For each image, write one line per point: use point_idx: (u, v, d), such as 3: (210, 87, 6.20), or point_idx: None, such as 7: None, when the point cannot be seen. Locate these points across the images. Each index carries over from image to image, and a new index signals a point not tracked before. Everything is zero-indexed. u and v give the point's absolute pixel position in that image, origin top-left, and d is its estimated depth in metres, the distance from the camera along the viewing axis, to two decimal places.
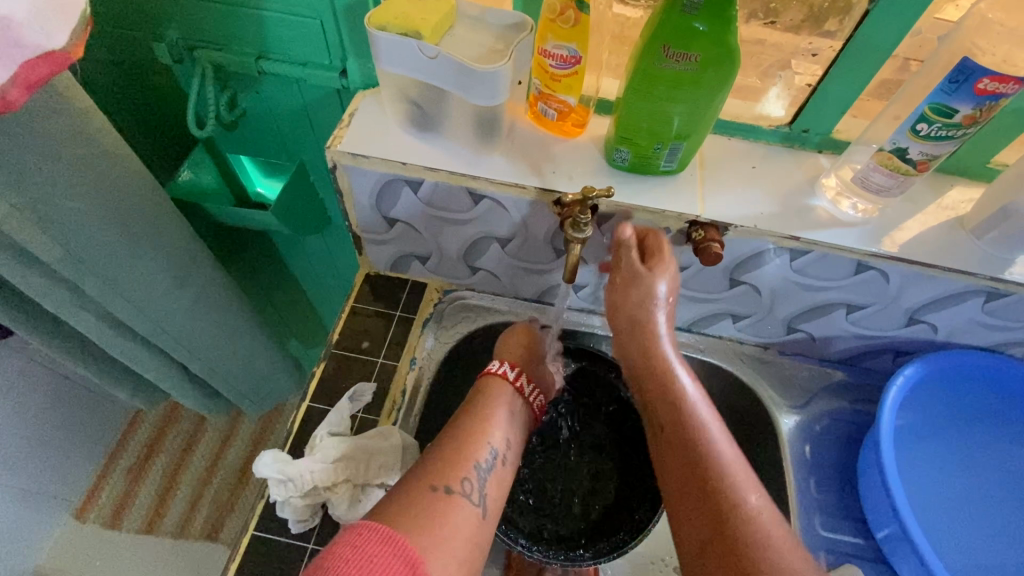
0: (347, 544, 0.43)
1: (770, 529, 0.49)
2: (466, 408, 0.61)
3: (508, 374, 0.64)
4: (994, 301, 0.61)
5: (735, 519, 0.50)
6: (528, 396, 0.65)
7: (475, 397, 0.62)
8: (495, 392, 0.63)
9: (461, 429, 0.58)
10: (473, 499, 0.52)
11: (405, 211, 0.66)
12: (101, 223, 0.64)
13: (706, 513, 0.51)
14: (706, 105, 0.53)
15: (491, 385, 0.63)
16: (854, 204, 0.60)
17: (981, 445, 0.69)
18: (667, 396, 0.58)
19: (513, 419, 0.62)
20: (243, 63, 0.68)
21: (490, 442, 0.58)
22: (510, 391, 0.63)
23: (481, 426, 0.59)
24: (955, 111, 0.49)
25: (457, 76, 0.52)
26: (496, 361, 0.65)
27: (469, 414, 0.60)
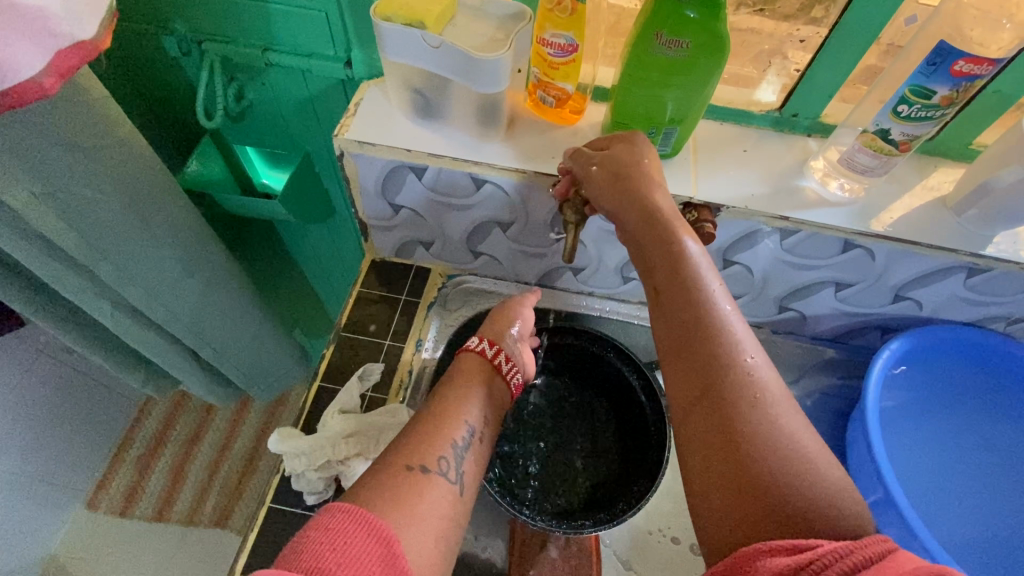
0: (315, 530, 0.39)
1: (765, 393, 0.44)
2: (439, 389, 0.58)
3: (486, 352, 0.61)
4: (975, 277, 0.63)
5: (728, 386, 0.44)
6: (505, 374, 0.61)
7: (449, 376, 0.59)
8: (469, 368, 0.60)
9: (433, 409, 0.54)
10: (449, 478, 0.49)
11: (409, 197, 0.69)
12: (118, 210, 0.66)
13: (695, 375, 0.45)
14: (698, 90, 0.55)
15: (466, 361, 0.60)
16: (841, 185, 0.63)
17: (971, 422, 0.72)
18: (661, 261, 0.50)
19: (490, 398, 0.58)
20: (249, 55, 0.70)
21: (465, 421, 0.54)
22: (486, 367, 0.60)
23: (454, 403, 0.55)
24: (933, 92, 0.52)
25: (460, 65, 0.54)
26: (473, 339, 0.63)
27: (441, 394, 0.57)
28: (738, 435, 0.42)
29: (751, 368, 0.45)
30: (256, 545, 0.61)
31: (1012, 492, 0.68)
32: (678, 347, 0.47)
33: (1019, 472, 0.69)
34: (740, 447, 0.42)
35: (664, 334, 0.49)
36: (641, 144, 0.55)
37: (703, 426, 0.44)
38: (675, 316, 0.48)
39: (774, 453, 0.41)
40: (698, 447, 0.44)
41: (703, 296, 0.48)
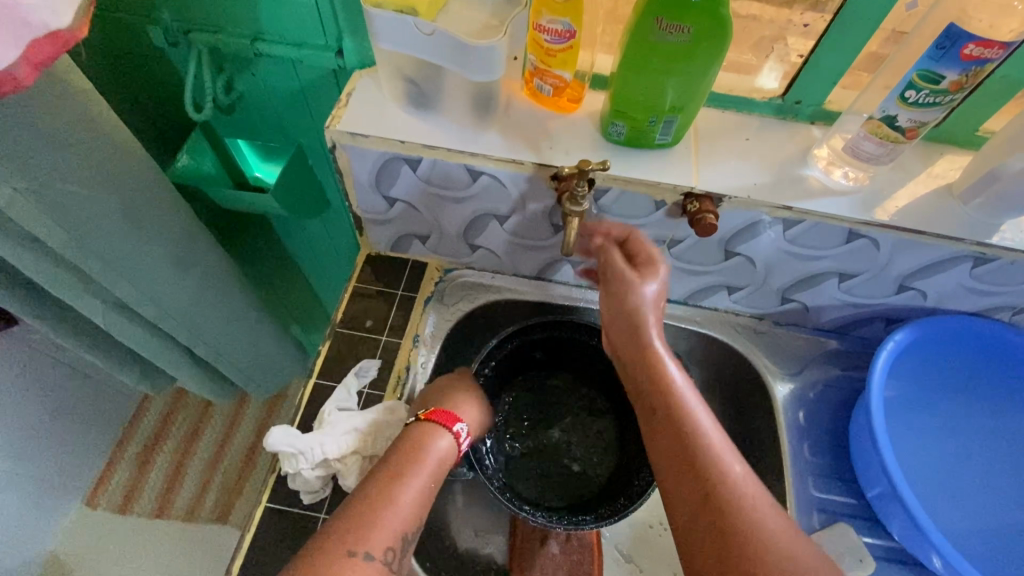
0: None
1: (753, 497, 0.50)
2: (401, 467, 0.55)
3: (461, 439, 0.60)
4: (981, 266, 0.62)
5: (723, 498, 0.50)
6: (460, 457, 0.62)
7: (412, 448, 0.57)
8: (437, 451, 0.58)
9: (390, 489, 0.53)
10: (390, 566, 0.50)
11: (404, 189, 0.67)
12: (104, 206, 0.64)
13: (692, 490, 0.51)
14: (699, 77, 0.54)
15: (441, 445, 0.58)
16: (845, 173, 0.61)
17: (977, 414, 0.71)
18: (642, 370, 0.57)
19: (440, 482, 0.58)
20: (238, 45, 0.69)
21: (419, 516, 0.54)
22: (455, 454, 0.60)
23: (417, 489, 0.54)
24: (942, 77, 0.50)
25: (454, 53, 0.52)
26: (462, 427, 0.61)
27: (406, 475, 0.54)
28: (739, 542, 0.48)
29: (739, 477, 0.51)
30: (254, 545, 0.60)
31: (1016, 484, 0.68)
32: (676, 461, 0.53)
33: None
34: (742, 549, 0.48)
35: (661, 453, 0.54)
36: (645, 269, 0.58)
37: (707, 535, 0.49)
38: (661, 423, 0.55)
39: (771, 552, 0.47)
40: (701, 543, 0.49)
41: (691, 416, 0.54)
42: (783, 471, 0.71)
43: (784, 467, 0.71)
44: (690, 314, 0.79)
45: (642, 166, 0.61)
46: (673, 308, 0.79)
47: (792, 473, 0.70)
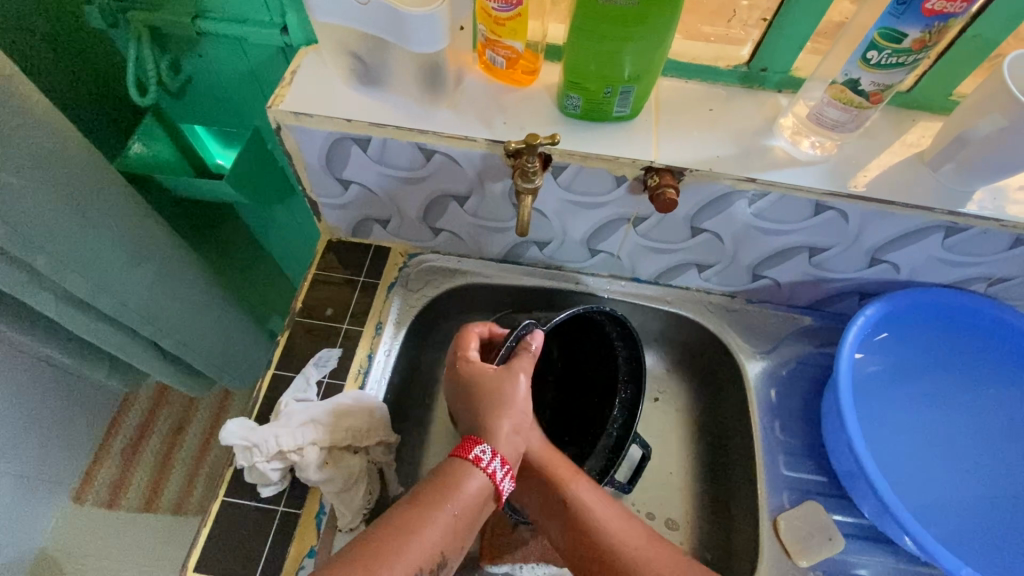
0: None
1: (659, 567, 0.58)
2: (426, 499, 0.52)
3: (481, 458, 0.55)
4: (954, 236, 0.60)
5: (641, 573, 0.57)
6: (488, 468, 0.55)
7: (445, 487, 0.53)
8: (472, 489, 0.54)
9: (418, 529, 0.50)
10: None
11: (357, 170, 0.64)
12: (42, 196, 0.62)
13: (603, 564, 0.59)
14: (655, 43, 0.51)
15: (475, 484, 0.54)
16: (812, 143, 0.59)
17: (964, 388, 0.70)
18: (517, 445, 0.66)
19: (474, 514, 0.53)
20: (179, 25, 0.66)
21: (439, 553, 0.51)
22: (475, 475, 0.54)
23: (432, 526, 0.51)
24: (904, 35, 0.48)
25: (391, 24, 0.50)
26: (484, 448, 0.55)
27: (433, 508, 0.51)
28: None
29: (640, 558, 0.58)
30: (212, 540, 0.59)
31: (1005, 458, 0.66)
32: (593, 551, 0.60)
33: (1012, 437, 0.67)
34: None
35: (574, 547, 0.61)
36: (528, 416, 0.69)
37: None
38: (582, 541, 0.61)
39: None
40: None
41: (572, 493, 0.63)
42: (754, 450, 0.70)
43: (756, 448, 0.69)
44: (662, 293, 0.78)
45: (599, 140, 0.58)
46: (643, 288, 0.77)
47: (764, 452, 0.69)
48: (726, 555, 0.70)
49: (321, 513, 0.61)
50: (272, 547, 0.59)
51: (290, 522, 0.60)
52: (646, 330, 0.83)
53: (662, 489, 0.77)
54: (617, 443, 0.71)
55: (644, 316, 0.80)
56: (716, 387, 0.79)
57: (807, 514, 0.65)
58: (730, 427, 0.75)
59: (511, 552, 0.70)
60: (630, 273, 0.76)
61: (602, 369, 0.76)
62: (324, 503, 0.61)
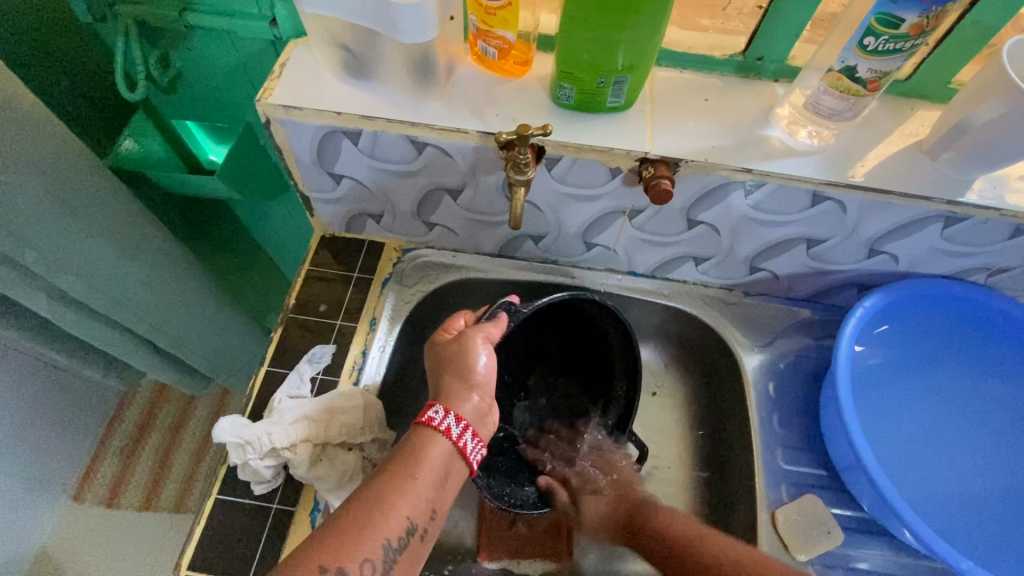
0: None
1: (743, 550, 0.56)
2: (393, 473, 0.50)
3: (433, 418, 0.54)
4: (953, 226, 0.59)
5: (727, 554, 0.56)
6: (439, 424, 0.53)
7: (405, 453, 0.52)
8: (431, 452, 0.52)
9: (379, 495, 0.49)
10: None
11: (349, 164, 0.64)
12: (29, 192, 0.61)
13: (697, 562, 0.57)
14: (649, 31, 0.50)
15: (433, 446, 0.52)
16: (809, 133, 0.58)
17: (964, 378, 0.69)
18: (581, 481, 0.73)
19: (443, 480, 0.52)
20: (167, 19, 0.65)
21: (408, 518, 0.49)
22: (433, 438, 0.53)
23: (399, 494, 0.49)
24: (900, 20, 0.47)
25: (380, 13, 0.49)
26: (436, 408, 0.54)
27: (398, 480, 0.50)
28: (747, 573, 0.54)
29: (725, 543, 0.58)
30: (206, 537, 0.59)
31: (1006, 451, 0.65)
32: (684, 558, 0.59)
33: (1013, 428, 0.66)
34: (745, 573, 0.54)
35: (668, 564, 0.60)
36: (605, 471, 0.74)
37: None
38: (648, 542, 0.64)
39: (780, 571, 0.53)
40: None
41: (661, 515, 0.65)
42: (752, 444, 0.69)
43: (754, 441, 0.69)
44: (659, 287, 0.77)
45: (593, 130, 0.57)
46: (640, 282, 0.77)
47: (762, 446, 0.68)
48: None
49: (315, 510, 0.61)
50: (266, 545, 0.58)
51: (285, 518, 0.60)
52: (644, 325, 0.82)
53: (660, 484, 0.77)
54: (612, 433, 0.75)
55: (640, 310, 0.80)
56: (714, 381, 0.79)
57: (806, 508, 0.64)
58: (728, 420, 0.75)
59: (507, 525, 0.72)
60: (626, 267, 0.75)
61: (598, 364, 0.76)
62: (319, 499, 0.61)
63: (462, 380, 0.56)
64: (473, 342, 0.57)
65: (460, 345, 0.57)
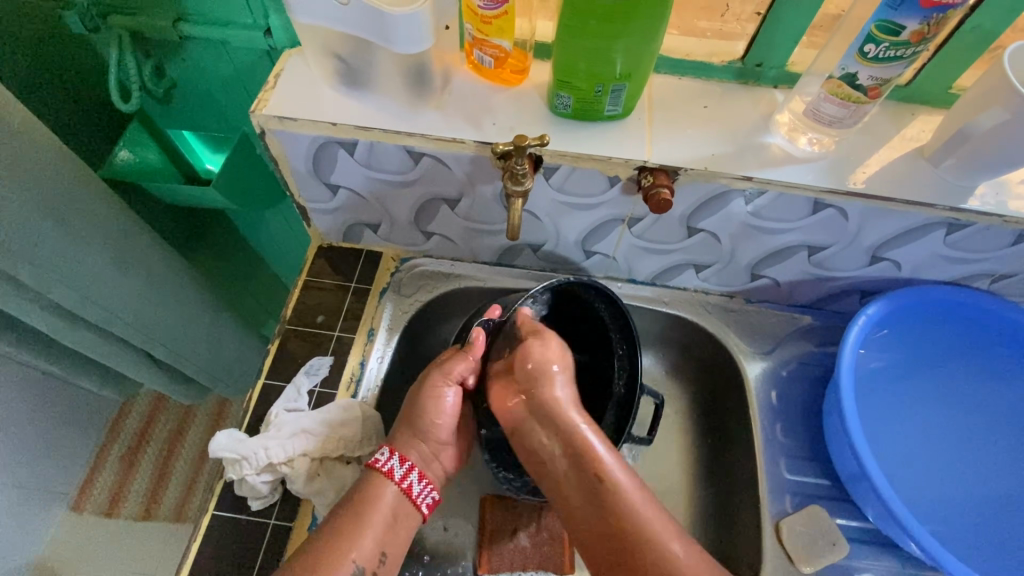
0: None
1: None
2: (343, 518, 0.54)
3: (382, 461, 0.58)
4: (956, 233, 0.59)
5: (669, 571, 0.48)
6: (387, 466, 0.57)
7: (355, 496, 0.55)
8: (380, 492, 0.56)
9: (325, 542, 0.52)
10: None
11: (345, 175, 0.63)
12: (21, 207, 0.60)
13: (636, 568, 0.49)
14: (648, 38, 0.49)
15: (380, 489, 0.56)
16: (809, 139, 0.58)
17: (967, 384, 0.68)
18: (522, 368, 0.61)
19: (394, 520, 0.55)
20: (160, 29, 0.64)
21: (352, 561, 0.51)
22: (383, 480, 0.56)
23: (345, 535, 0.52)
24: (901, 28, 0.46)
25: (374, 24, 0.48)
26: (381, 450, 0.58)
27: (345, 523, 0.53)
28: None
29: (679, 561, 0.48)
30: (203, 554, 0.58)
31: (1011, 459, 0.65)
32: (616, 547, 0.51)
33: (1016, 435, 0.66)
34: None
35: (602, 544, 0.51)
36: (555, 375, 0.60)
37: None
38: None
39: None
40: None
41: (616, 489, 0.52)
42: (755, 455, 0.68)
43: (757, 450, 0.68)
44: (659, 294, 0.76)
45: (592, 140, 0.57)
46: (639, 289, 0.76)
47: (765, 456, 0.67)
48: (728, 560, 0.68)
49: (313, 525, 0.60)
50: (264, 560, 0.58)
51: (282, 534, 0.59)
52: (645, 333, 0.81)
53: (662, 494, 0.76)
54: (626, 397, 0.70)
55: (641, 317, 0.79)
56: (716, 389, 0.78)
57: (809, 518, 0.63)
58: (730, 428, 0.74)
59: (507, 535, 0.71)
60: (626, 274, 0.75)
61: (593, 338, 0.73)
62: (317, 515, 0.60)
63: (412, 418, 0.60)
64: (435, 387, 0.60)
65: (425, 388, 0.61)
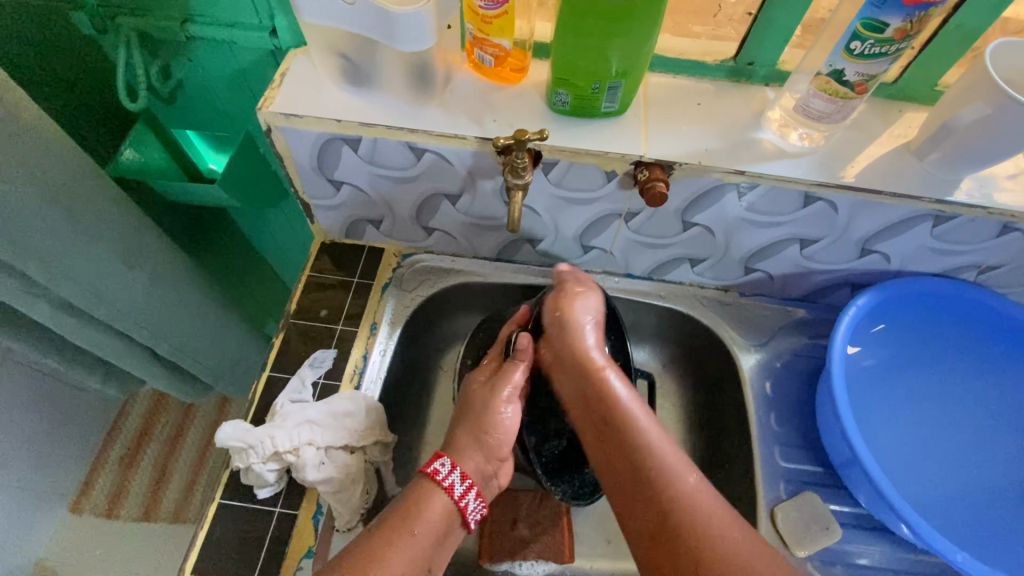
0: None
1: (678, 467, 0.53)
2: (394, 531, 0.52)
3: (440, 473, 0.57)
4: (943, 224, 0.60)
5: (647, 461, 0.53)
6: (444, 480, 0.57)
7: (405, 506, 0.55)
8: (433, 505, 0.55)
9: (373, 552, 0.51)
10: None
11: (348, 171, 0.65)
12: (31, 202, 0.62)
13: (621, 455, 0.55)
14: (643, 37, 0.51)
15: (433, 500, 0.55)
16: (800, 135, 0.60)
17: (959, 378, 0.70)
18: (557, 329, 0.63)
19: (442, 539, 0.55)
20: (168, 29, 0.66)
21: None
22: (439, 494, 0.56)
23: (397, 546, 0.51)
24: (885, 25, 0.48)
25: (379, 23, 0.50)
26: (442, 461, 0.58)
27: (398, 534, 0.52)
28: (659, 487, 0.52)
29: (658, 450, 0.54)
30: (210, 542, 0.59)
31: (1005, 451, 0.66)
32: (606, 439, 0.57)
33: (1011, 427, 0.67)
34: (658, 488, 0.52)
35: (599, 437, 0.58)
36: (580, 297, 0.64)
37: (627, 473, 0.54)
38: (666, 547, 0.49)
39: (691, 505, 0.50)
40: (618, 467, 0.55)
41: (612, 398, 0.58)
42: (751, 444, 0.70)
43: (753, 440, 0.70)
44: (655, 289, 0.78)
45: (589, 136, 0.58)
46: (636, 284, 0.78)
47: (760, 444, 0.69)
48: None
49: (318, 513, 0.61)
50: (270, 548, 0.59)
51: (287, 523, 0.60)
52: (641, 327, 0.83)
53: None
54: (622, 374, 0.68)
55: (638, 311, 0.80)
56: (712, 381, 0.79)
57: (804, 505, 0.65)
58: (726, 420, 0.75)
59: (510, 526, 0.72)
60: (623, 269, 0.76)
61: None
62: (321, 503, 0.61)
63: (471, 420, 0.61)
64: (498, 386, 0.63)
65: (487, 387, 0.63)
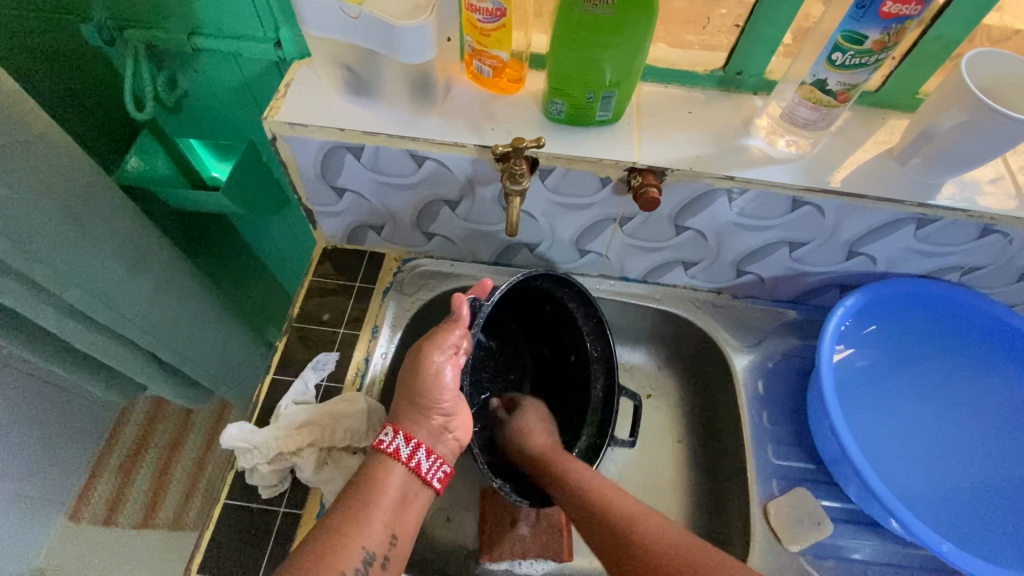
0: None
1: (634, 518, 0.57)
2: (352, 506, 0.53)
3: (386, 443, 0.56)
4: (926, 227, 0.63)
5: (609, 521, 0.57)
6: (388, 445, 0.56)
7: (359, 480, 0.55)
8: (388, 477, 0.55)
9: (337, 533, 0.51)
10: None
11: (351, 178, 0.66)
12: (40, 210, 0.63)
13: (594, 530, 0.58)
14: (635, 48, 0.53)
15: (387, 472, 0.55)
16: (787, 142, 0.62)
17: (945, 378, 0.72)
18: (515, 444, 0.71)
19: (404, 503, 0.55)
20: (175, 41, 0.68)
21: (363, 546, 0.51)
22: (390, 464, 0.56)
23: (356, 521, 0.52)
24: (865, 37, 0.51)
25: (381, 36, 0.52)
26: (385, 431, 0.57)
27: (360, 510, 0.52)
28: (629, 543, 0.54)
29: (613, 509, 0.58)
30: (215, 542, 0.60)
31: (991, 449, 0.68)
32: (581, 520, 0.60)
33: (996, 425, 0.69)
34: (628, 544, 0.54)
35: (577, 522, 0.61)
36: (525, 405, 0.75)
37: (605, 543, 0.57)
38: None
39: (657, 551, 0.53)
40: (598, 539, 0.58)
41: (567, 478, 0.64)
42: (744, 442, 0.71)
43: (746, 438, 0.71)
44: (650, 292, 0.80)
45: (584, 144, 0.61)
46: (631, 286, 0.80)
47: (754, 442, 0.71)
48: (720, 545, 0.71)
49: (321, 512, 0.62)
50: (274, 547, 0.60)
51: (291, 522, 0.61)
52: (636, 329, 0.85)
53: (656, 483, 0.79)
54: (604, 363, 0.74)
55: (634, 314, 0.82)
56: (706, 382, 0.81)
57: (797, 501, 0.66)
58: (720, 419, 0.77)
59: (509, 523, 0.73)
60: (618, 273, 0.78)
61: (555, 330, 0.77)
62: (324, 503, 0.63)
63: (412, 392, 0.58)
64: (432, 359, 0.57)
65: (418, 361, 0.58)
